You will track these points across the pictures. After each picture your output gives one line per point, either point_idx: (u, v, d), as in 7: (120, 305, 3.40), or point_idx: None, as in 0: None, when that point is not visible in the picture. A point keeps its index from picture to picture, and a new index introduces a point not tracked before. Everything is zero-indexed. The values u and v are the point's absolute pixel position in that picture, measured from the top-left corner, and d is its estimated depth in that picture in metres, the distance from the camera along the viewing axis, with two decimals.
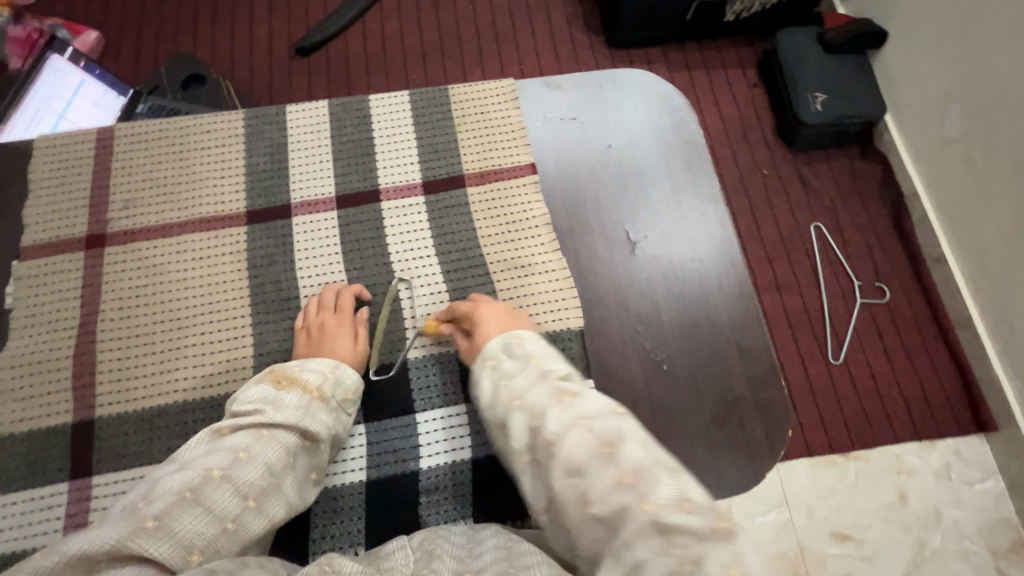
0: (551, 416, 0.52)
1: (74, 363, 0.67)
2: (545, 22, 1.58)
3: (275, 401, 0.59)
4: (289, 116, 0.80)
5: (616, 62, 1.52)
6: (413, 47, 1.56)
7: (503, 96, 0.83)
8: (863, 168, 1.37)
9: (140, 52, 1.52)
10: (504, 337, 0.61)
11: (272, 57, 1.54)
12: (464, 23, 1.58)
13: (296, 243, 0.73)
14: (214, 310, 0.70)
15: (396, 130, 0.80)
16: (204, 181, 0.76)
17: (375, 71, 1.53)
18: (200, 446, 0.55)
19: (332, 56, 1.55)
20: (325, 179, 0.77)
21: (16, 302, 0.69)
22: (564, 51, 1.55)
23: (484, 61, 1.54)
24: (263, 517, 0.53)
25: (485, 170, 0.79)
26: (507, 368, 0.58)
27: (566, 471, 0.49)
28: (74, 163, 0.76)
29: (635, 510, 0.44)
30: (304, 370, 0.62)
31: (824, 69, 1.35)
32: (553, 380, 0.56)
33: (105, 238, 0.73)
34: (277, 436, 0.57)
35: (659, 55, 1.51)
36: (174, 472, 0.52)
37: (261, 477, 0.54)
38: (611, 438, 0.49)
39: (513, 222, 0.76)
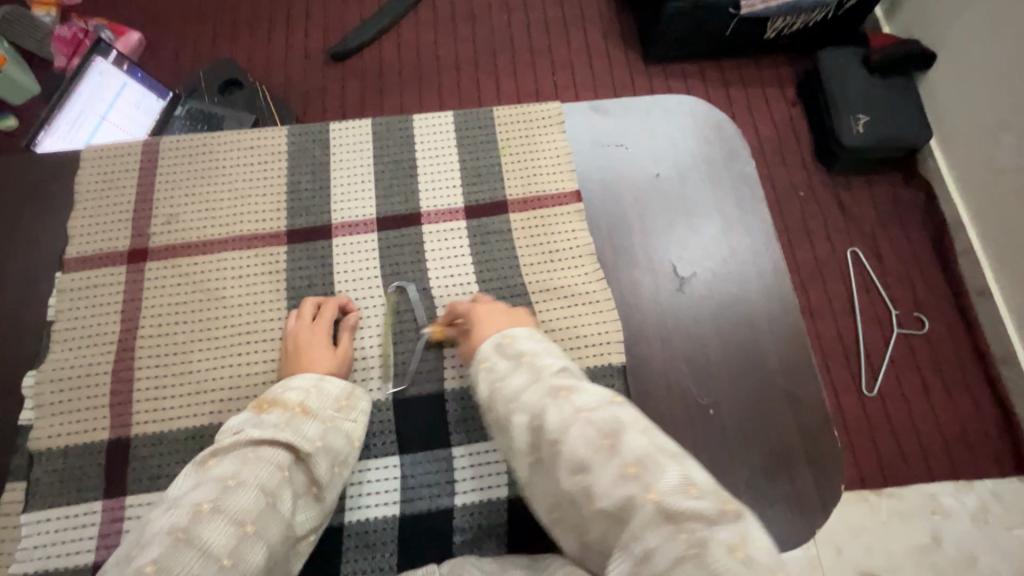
0: (550, 414, 0.48)
1: (112, 379, 0.67)
2: (581, 34, 1.56)
3: (255, 420, 0.56)
4: (332, 134, 0.79)
5: (651, 76, 1.49)
6: (447, 57, 1.55)
7: (548, 119, 0.80)
8: (906, 194, 1.32)
9: (179, 54, 1.54)
10: (496, 337, 0.58)
11: (308, 62, 1.55)
12: (499, 33, 1.57)
13: (335, 265, 0.72)
14: (252, 331, 0.69)
15: (439, 151, 0.79)
16: (245, 198, 0.75)
17: (408, 79, 1.53)
18: (185, 480, 0.51)
19: (367, 63, 1.55)
20: (366, 200, 0.76)
21: (57, 314, 0.69)
22: (598, 64, 1.52)
23: (517, 71, 1.53)
24: (262, 544, 0.48)
25: (530, 197, 0.77)
26: (499, 369, 0.55)
27: (572, 470, 0.45)
28: (119, 176, 0.77)
29: (639, 501, 0.40)
30: (286, 389, 0.60)
31: (868, 90, 1.30)
32: (548, 379, 0.51)
33: (147, 253, 0.73)
34: (265, 455, 0.53)
35: (695, 71, 1.48)
36: (163, 512, 0.48)
37: (257, 500, 0.49)
38: (611, 429, 0.45)
39: (557, 251, 0.73)
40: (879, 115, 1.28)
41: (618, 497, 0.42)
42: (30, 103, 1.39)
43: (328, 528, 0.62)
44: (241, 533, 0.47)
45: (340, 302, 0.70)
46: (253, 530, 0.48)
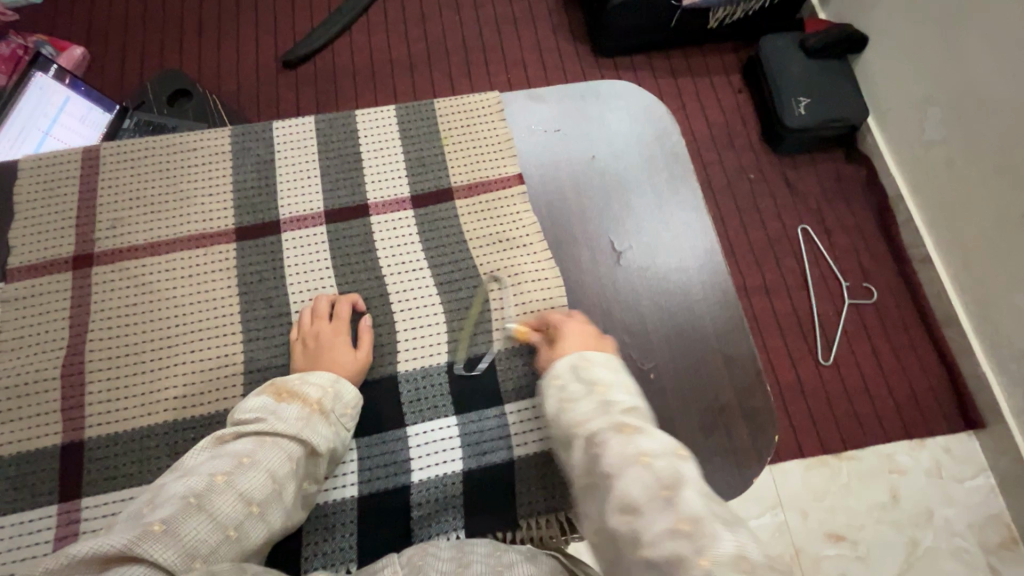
0: (611, 448, 0.49)
1: (62, 385, 0.67)
2: (531, 31, 1.60)
3: (275, 411, 0.60)
4: (276, 132, 0.80)
5: (602, 70, 1.54)
6: (400, 59, 1.57)
7: (488, 108, 0.83)
8: (848, 171, 1.39)
9: (124, 68, 1.52)
10: (574, 357, 0.60)
11: (260, 70, 1.55)
12: (451, 33, 1.60)
13: (286, 259, 0.74)
14: (203, 328, 0.70)
15: (383, 143, 0.80)
16: (191, 199, 0.76)
17: (363, 81, 1.54)
18: (203, 451, 0.56)
19: (320, 68, 1.55)
20: (313, 195, 0.77)
21: (3, 324, 0.69)
22: (550, 60, 1.56)
23: (470, 71, 1.56)
24: (263, 524, 0.53)
25: (474, 183, 0.79)
26: (571, 391, 0.57)
27: (618, 508, 0.45)
28: (58, 184, 0.76)
29: (689, 564, 0.40)
30: (304, 383, 0.63)
31: (806, 74, 1.36)
32: (617, 412, 0.53)
33: (93, 258, 0.73)
34: (279, 444, 0.57)
35: (644, 63, 1.53)
36: (179, 477, 0.52)
37: (264, 485, 0.54)
38: (670, 481, 0.45)
39: (503, 234, 0.76)
40: (818, 97, 1.35)
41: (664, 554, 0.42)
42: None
43: None
44: (246, 509, 0.52)
45: (358, 301, 0.71)
46: (258, 510, 0.53)
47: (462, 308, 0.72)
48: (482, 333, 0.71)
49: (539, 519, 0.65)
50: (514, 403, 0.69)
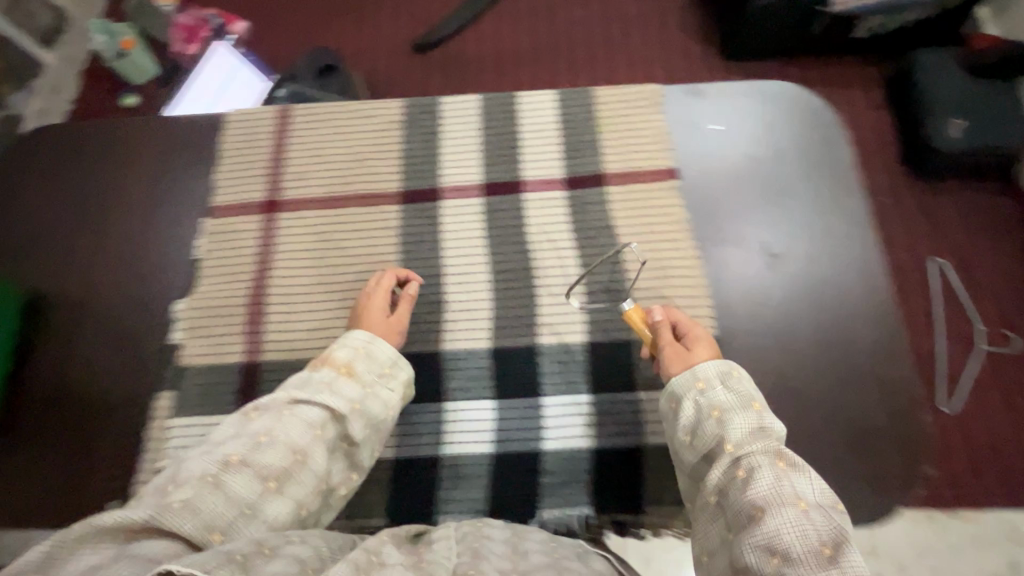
0: (761, 476, 0.49)
1: (248, 312, 0.76)
2: (657, 31, 1.59)
3: (304, 381, 0.63)
4: (444, 106, 0.86)
5: (726, 74, 1.49)
6: (524, 51, 1.61)
7: (646, 100, 0.84)
8: (1005, 204, 1.26)
9: (278, 42, 1.67)
10: (723, 364, 0.60)
11: (393, 52, 1.65)
12: (576, 29, 1.62)
13: (443, 224, 0.79)
14: (367, 279, 0.77)
15: (542, 126, 0.83)
16: (365, 162, 0.83)
17: (487, 70, 1.60)
18: (231, 424, 0.58)
19: (447, 54, 1.63)
20: (472, 168, 0.81)
21: (204, 252, 0.80)
22: (673, 61, 1.54)
23: (590, 66, 1.57)
24: (285, 499, 0.55)
25: (625, 171, 0.79)
26: (720, 398, 0.57)
27: (764, 545, 0.45)
28: (257, 137, 0.87)
29: None
30: (338, 346, 0.66)
31: (965, 90, 1.24)
32: (776, 442, 0.52)
33: (279, 205, 0.82)
34: (299, 414, 0.59)
35: (773, 69, 1.47)
36: (196, 456, 0.55)
37: (283, 459, 0.56)
38: (833, 539, 0.44)
39: (651, 226, 0.76)
40: (980, 116, 1.22)
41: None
42: (150, 84, 1.57)
43: (426, 457, 0.68)
44: (262, 487, 0.54)
45: (401, 273, 0.74)
46: (275, 486, 0.55)
47: (603, 293, 0.73)
48: (620, 319, 0.72)
49: (665, 510, 0.65)
50: (649, 392, 0.68)
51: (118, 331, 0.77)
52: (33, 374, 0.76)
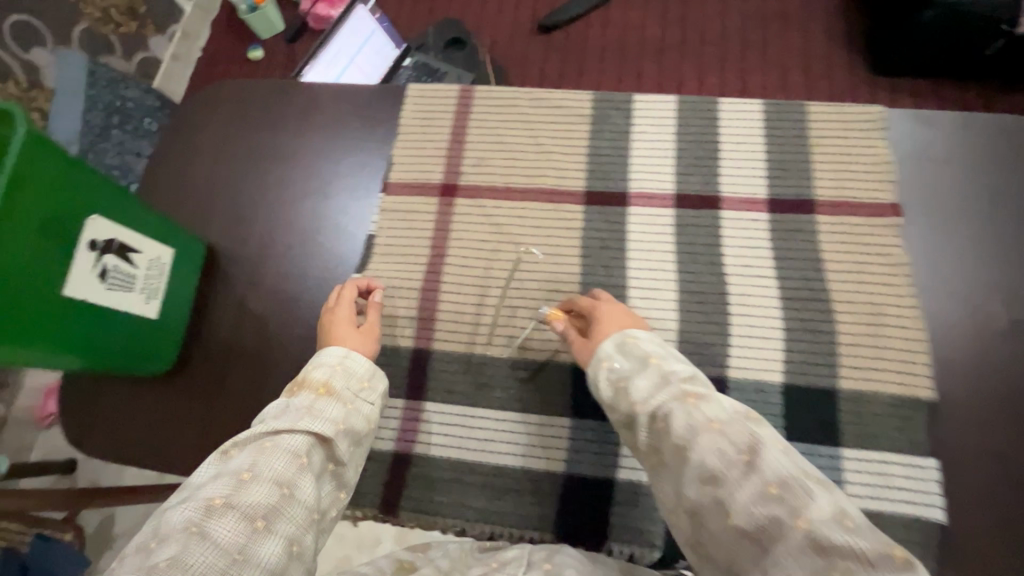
0: (677, 417, 0.51)
1: (421, 298, 0.75)
2: (802, 33, 1.46)
3: (282, 409, 0.58)
4: (637, 105, 0.80)
5: (874, 90, 1.37)
6: (652, 42, 1.52)
7: (870, 121, 0.74)
8: None
9: (405, 11, 1.66)
10: (618, 335, 0.61)
11: (516, 28, 1.60)
12: (711, 23, 1.51)
13: (630, 233, 0.74)
14: (546, 280, 0.74)
15: (746, 138, 0.76)
16: (549, 156, 0.80)
17: (611, 57, 1.52)
18: (207, 467, 0.54)
19: (572, 38, 1.56)
20: (665, 176, 0.76)
21: (379, 230, 0.80)
22: (817, 69, 1.43)
23: (723, 65, 1.46)
24: (277, 537, 0.50)
25: (840, 201, 0.72)
26: (622, 368, 0.58)
27: (699, 478, 0.47)
28: (436, 116, 0.84)
29: (788, 527, 0.42)
30: (314, 367, 0.63)
31: None
32: (677, 381, 0.54)
33: (458, 190, 0.80)
34: (280, 445, 0.55)
35: (927, 90, 1.34)
36: (178, 506, 0.50)
37: (268, 495, 0.51)
38: (747, 446, 0.47)
39: (866, 266, 0.69)
40: None
41: (756, 515, 0.44)
42: (274, 39, 1.63)
43: (597, 478, 0.65)
44: (250, 527, 0.49)
45: (362, 283, 0.73)
46: (264, 524, 0.50)
47: (806, 332, 0.67)
48: (825, 365, 0.65)
49: None
50: (854, 450, 0.62)
51: (294, 298, 0.78)
52: (211, 329, 0.78)
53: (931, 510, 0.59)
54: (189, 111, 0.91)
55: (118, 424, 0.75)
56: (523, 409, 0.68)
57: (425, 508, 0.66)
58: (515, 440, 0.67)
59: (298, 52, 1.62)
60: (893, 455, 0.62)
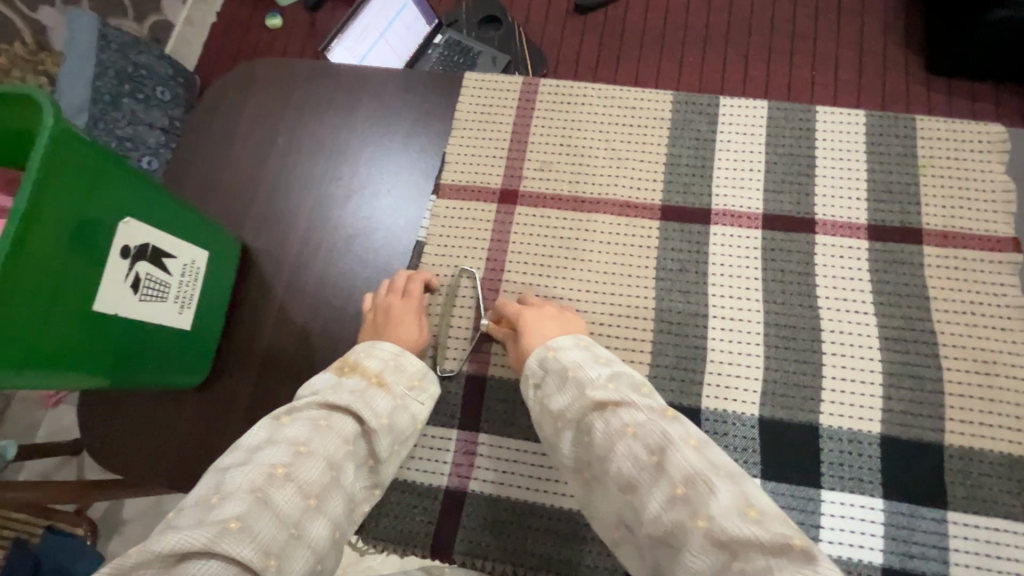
0: (596, 428, 0.47)
1: (479, 316, 0.68)
2: (857, 24, 1.34)
3: (334, 385, 0.55)
4: (722, 109, 0.73)
5: (933, 92, 1.27)
6: (697, 28, 1.40)
7: (985, 144, 0.67)
8: None
9: None
10: (539, 349, 0.55)
11: (551, 7, 1.48)
12: (760, 8, 1.39)
13: (712, 254, 0.67)
14: (617, 305, 0.66)
15: (844, 154, 0.69)
16: (622, 162, 0.72)
17: (650, 43, 1.42)
18: (260, 430, 0.50)
19: (611, 20, 1.45)
20: (753, 192, 0.69)
21: (429, 236, 0.72)
22: (870, 65, 1.31)
23: (771, 57, 1.35)
24: (324, 519, 0.47)
25: (950, 231, 0.65)
26: (548, 387, 0.53)
27: (619, 487, 0.44)
28: (496, 111, 0.76)
29: (688, 529, 0.39)
30: (369, 355, 0.59)
31: None
32: (592, 390, 0.49)
33: (518, 196, 0.72)
34: (335, 425, 0.51)
35: (989, 94, 1.24)
36: (234, 466, 0.46)
37: (324, 474, 0.48)
38: (658, 445, 0.43)
39: (978, 307, 0.62)
40: None
41: (664, 519, 0.41)
42: (294, 6, 1.53)
43: None
44: (303, 506, 0.46)
45: (428, 279, 0.68)
46: (316, 504, 0.47)
47: (909, 378, 0.61)
48: (930, 416, 0.59)
49: None
50: (960, 514, 0.56)
51: (336, 308, 0.71)
52: (246, 336, 0.72)
53: None
54: (221, 91, 0.83)
55: (143, 434, 0.70)
56: None
57: (481, 550, 0.60)
58: None
59: (322, 22, 1.51)
60: (1006, 522, 0.56)
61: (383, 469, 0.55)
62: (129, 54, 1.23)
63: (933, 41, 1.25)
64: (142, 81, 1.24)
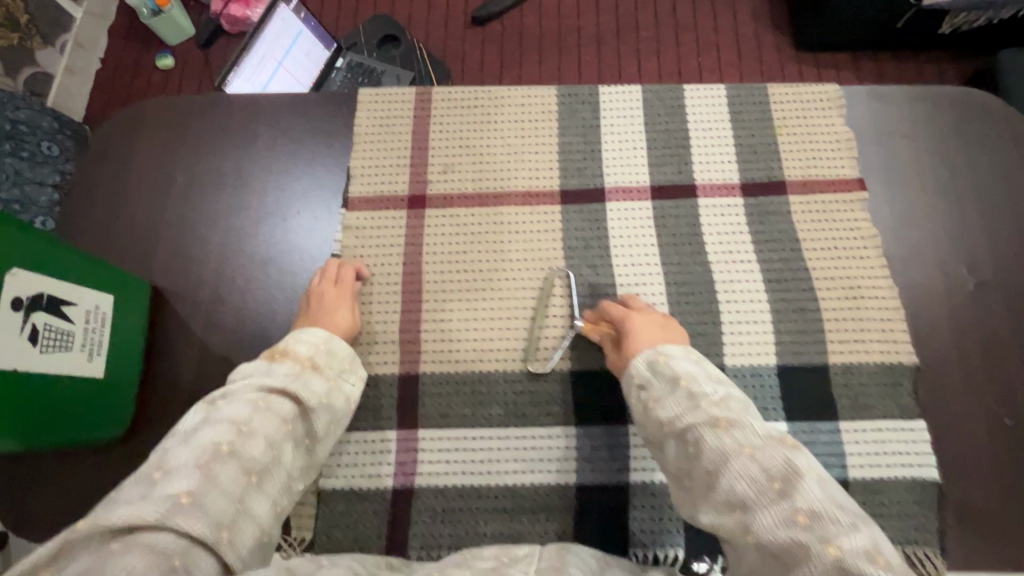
0: (708, 442, 0.48)
1: (402, 319, 0.70)
2: (731, 13, 1.47)
3: (267, 370, 0.58)
4: (603, 97, 0.79)
5: (803, 66, 1.41)
6: (589, 29, 1.49)
7: (828, 101, 0.77)
8: None
9: (329, 8, 1.55)
10: (650, 353, 0.57)
11: (450, 23, 1.53)
12: (643, 7, 1.50)
13: (611, 228, 0.73)
14: (533, 287, 0.71)
15: (712, 124, 0.77)
16: (520, 156, 0.77)
17: (549, 46, 1.50)
18: (196, 414, 0.53)
19: (509, 29, 1.52)
20: (639, 168, 0.75)
21: (344, 249, 0.73)
22: (747, 47, 1.44)
23: (660, 49, 1.46)
24: (265, 498, 0.51)
25: (808, 180, 0.74)
26: (654, 389, 0.55)
27: (728, 502, 0.44)
28: (394, 122, 0.79)
29: (812, 554, 0.39)
30: (296, 341, 0.62)
31: None
32: (708, 405, 0.51)
33: (426, 200, 0.75)
34: (273, 406, 0.55)
35: (850, 62, 1.39)
36: (174, 447, 0.49)
37: (265, 453, 0.52)
38: (781, 474, 0.44)
39: (840, 241, 0.71)
40: None
41: (779, 539, 0.41)
42: (185, 45, 1.49)
43: (615, 484, 0.63)
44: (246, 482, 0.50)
45: (358, 269, 0.71)
46: (256, 481, 0.51)
47: (793, 312, 0.68)
48: (814, 341, 0.67)
49: None
50: (851, 422, 0.64)
51: (260, 333, 0.71)
52: (169, 376, 0.70)
53: (930, 469, 0.62)
54: (108, 134, 0.81)
55: (68, 496, 0.66)
56: (525, 423, 0.65)
57: (436, 540, 0.62)
58: (522, 457, 0.64)
59: (216, 58, 1.48)
60: (887, 421, 0.64)
61: (319, 449, 0.59)
62: (4, 110, 1.15)
63: (799, 21, 1.39)
64: (25, 137, 1.17)
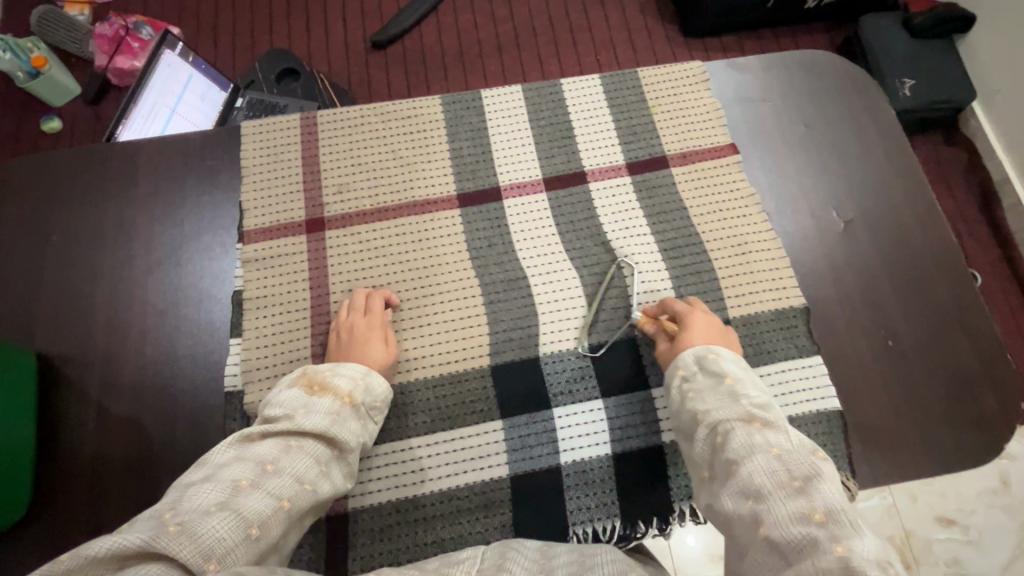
0: (737, 438, 0.49)
1: (314, 345, 0.69)
2: (619, 10, 1.54)
3: (306, 405, 0.57)
4: (486, 100, 0.81)
5: (691, 51, 1.49)
6: (490, 40, 1.53)
7: (694, 78, 0.83)
8: (947, 153, 1.30)
9: (220, 49, 1.51)
10: (700, 350, 0.59)
11: (350, 50, 1.53)
12: (538, 13, 1.55)
13: (510, 222, 0.74)
14: (443, 291, 0.71)
15: (593, 112, 0.81)
16: (413, 167, 0.78)
17: (452, 62, 1.52)
18: (227, 449, 0.52)
19: (410, 49, 1.53)
20: (530, 162, 0.78)
21: (245, 283, 0.71)
22: (638, 39, 1.51)
23: (559, 51, 1.51)
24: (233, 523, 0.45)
25: (687, 151, 0.78)
26: (699, 383, 0.57)
27: (743, 493, 0.45)
28: (282, 150, 0.78)
29: (823, 547, 0.37)
30: (336, 374, 0.60)
31: (902, 50, 1.26)
32: (748, 404, 0.52)
33: (324, 222, 0.74)
34: (306, 447, 0.54)
35: (733, 43, 1.48)
36: (197, 482, 0.48)
37: (290, 489, 0.50)
38: (804, 475, 0.44)
39: (723, 203, 0.76)
40: (921, 74, 1.25)
41: (788, 532, 0.40)
42: (70, 103, 1.41)
43: (546, 470, 0.64)
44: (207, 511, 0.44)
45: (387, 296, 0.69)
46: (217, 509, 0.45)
47: (690, 276, 0.72)
48: (714, 300, 0.71)
49: None
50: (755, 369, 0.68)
51: (165, 382, 0.67)
52: (70, 447, 0.65)
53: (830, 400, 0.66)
54: None
55: None
56: (452, 425, 0.65)
57: (375, 560, 0.61)
58: (454, 461, 0.64)
59: (105, 113, 1.41)
60: (787, 362, 0.68)
61: None
62: None
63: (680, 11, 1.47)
64: None
